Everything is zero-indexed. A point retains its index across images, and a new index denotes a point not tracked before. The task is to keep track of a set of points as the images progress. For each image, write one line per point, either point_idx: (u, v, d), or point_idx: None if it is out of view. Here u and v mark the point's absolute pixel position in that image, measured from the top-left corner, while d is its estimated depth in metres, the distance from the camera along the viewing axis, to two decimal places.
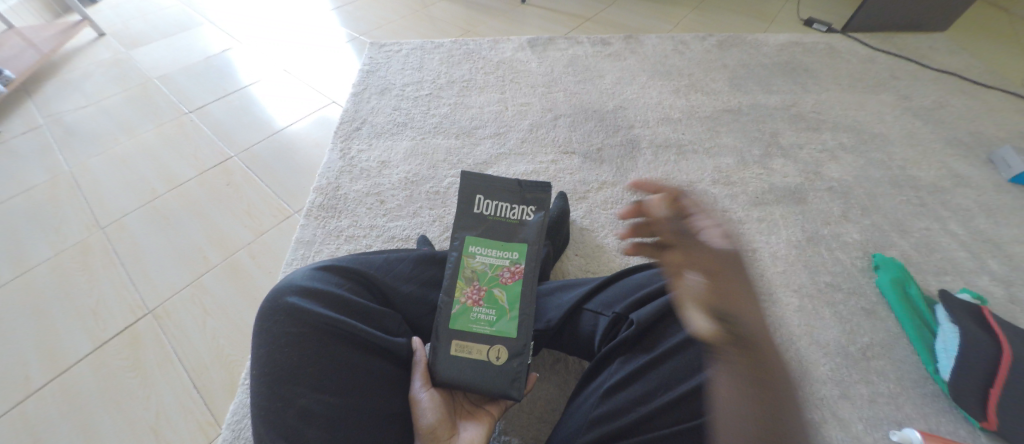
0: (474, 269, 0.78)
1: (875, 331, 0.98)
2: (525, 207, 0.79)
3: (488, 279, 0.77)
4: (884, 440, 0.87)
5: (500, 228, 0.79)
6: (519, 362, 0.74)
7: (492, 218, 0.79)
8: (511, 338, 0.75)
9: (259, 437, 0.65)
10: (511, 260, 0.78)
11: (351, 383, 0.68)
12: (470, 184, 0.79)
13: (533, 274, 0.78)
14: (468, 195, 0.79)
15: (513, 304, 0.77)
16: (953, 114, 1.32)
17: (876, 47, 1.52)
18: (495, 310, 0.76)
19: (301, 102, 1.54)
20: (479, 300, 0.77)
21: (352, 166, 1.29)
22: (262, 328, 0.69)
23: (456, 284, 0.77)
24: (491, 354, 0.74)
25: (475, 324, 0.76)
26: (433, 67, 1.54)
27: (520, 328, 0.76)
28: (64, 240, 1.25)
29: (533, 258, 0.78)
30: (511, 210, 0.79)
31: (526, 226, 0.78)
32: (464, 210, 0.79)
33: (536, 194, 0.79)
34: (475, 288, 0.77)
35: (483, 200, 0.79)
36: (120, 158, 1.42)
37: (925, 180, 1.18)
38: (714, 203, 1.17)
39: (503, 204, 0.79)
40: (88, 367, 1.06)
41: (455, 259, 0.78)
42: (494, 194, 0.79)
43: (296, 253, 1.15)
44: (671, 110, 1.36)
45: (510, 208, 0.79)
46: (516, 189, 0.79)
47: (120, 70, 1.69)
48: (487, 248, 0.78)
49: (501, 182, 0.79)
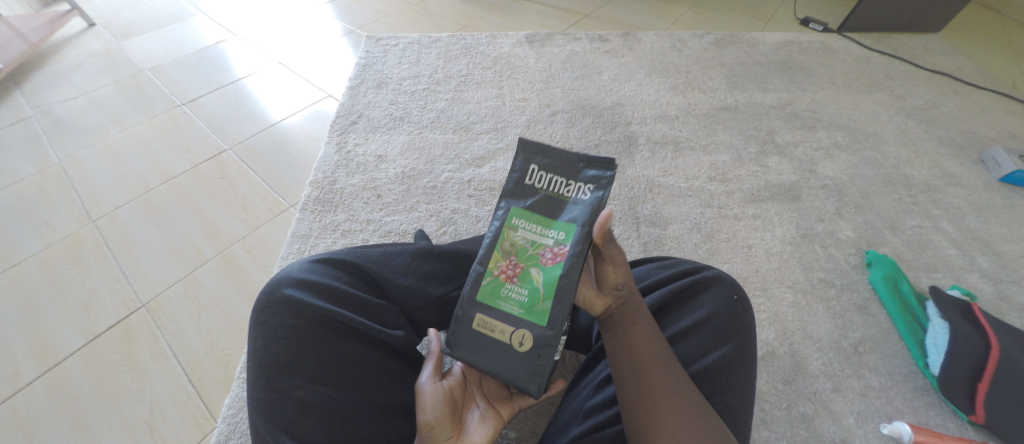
0: (513, 243, 0.68)
1: (867, 327, 1.00)
2: (583, 184, 0.67)
3: (527, 255, 0.67)
4: (875, 433, 0.88)
5: (548, 204, 0.68)
6: (546, 355, 0.65)
7: (542, 192, 0.68)
8: (539, 326, 0.65)
9: (256, 429, 0.65)
10: (557, 240, 0.66)
11: (348, 374, 0.68)
12: (526, 150, 0.69)
13: (577, 260, 0.65)
14: (522, 162, 0.69)
15: (550, 289, 0.65)
16: (945, 114, 1.34)
17: (870, 47, 1.54)
18: (528, 291, 0.66)
19: (297, 95, 1.53)
20: (513, 276, 0.67)
21: (349, 160, 1.29)
22: (258, 320, 0.68)
23: (492, 254, 0.69)
24: (516, 340, 0.66)
25: (504, 302, 0.67)
26: (431, 61, 1.53)
27: (553, 318, 0.65)
28: (54, 233, 1.23)
29: (581, 240, 0.65)
30: (565, 187, 0.68)
31: (576, 206, 0.67)
32: (512, 179, 0.70)
33: (599, 171, 0.67)
34: (511, 263, 0.68)
35: (536, 170, 0.69)
36: (111, 150, 1.40)
37: (916, 179, 1.20)
38: (710, 200, 1.18)
39: (558, 178, 0.68)
40: (80, 361, 1.05)
41: (496, 228, 0.69)
42: (550, 164, 0.69)
43: (292, 247, 1.14)
44: (668, 107, 1.37)
45: (565, 184, 0.68)
46: (577, 163, 0.68)
47: (111, 61, 1.66)
48: (533, 222, 0.68)
49: (562, 152, 0.68)
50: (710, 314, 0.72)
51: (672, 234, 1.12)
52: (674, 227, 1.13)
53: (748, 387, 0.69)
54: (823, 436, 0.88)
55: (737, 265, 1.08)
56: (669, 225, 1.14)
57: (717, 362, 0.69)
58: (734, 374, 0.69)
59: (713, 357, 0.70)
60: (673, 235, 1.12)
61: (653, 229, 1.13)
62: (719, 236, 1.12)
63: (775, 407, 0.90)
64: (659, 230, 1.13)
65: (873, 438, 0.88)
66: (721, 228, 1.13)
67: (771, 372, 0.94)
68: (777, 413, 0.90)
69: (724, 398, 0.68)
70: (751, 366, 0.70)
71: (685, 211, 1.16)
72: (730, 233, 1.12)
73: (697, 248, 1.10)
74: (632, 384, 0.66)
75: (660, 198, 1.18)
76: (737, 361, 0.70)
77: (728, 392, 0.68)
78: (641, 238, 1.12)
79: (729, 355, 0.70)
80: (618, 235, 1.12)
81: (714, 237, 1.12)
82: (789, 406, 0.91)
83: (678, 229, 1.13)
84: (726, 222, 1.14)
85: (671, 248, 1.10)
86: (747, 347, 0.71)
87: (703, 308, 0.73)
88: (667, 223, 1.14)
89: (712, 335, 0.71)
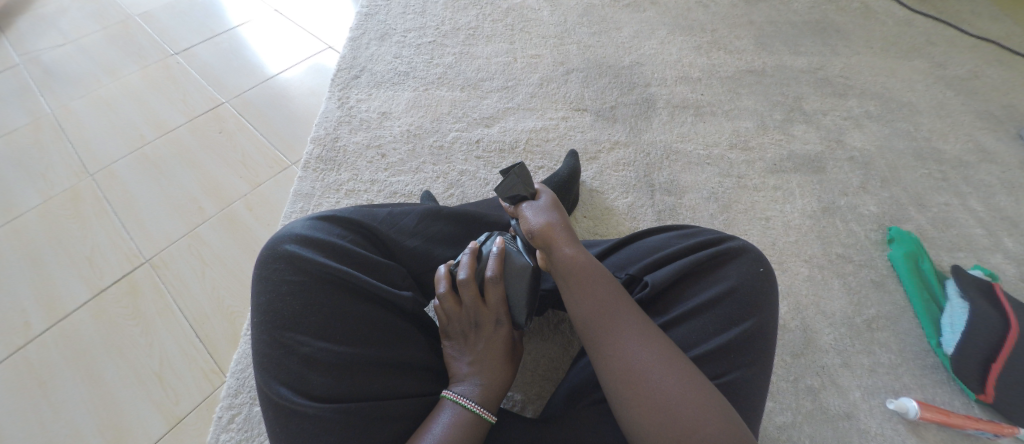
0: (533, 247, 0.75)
1: (882, 304, 0.99)
2: (517, 188, 0.71)
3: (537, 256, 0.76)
4: (881, 407, 0.89)
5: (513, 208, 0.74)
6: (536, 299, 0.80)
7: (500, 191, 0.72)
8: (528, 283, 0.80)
9: (262, 387, 0.61)
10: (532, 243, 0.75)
11: (358, 332, 0.64)
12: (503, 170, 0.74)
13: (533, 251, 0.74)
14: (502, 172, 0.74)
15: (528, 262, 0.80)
16: (986, 85, 1.27)
17: (913, 8, 1.44)
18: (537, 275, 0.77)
19: (297, 46, 1.45)
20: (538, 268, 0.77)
21: (351, 116, 1.23)
22: (261, 277, 0.65)
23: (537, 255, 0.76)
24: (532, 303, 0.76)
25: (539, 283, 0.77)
26: (437, 11, 1.43)
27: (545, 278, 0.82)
28: (52, 186, 1.20)
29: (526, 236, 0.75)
30: (510, 191, 0.71)
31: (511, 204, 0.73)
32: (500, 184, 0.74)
33: (523, 183, 0.72)
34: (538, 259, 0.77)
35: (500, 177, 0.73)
36: (105, 101, 1.34)
37: (949, 154, 1.16)
38: (730, 169, 1.14)
39: (507, 183, 0.71)
40: (87, 316, 1.04)
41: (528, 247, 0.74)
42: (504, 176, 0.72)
43: (295, 206, 1.11)
44: (690, 69, 1.30)
45: (510, 188, 0.71)
46: (515, 175, 0.71)
47: (98, 6, 1.56)
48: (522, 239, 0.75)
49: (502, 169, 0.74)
50: (733, 287, 0.68)
51: (688, 203, 1.09)
52: (690, 197, 1.10)
53: (767, 363, 0.66)
54: (829, 408, 0.88)
55: (753, 237, 1.06)
56: (685, 193, 1.10)
57: (738, 337, 0.66)
58: (756, 349, 0.66)
59: (735, 331, 0.66)
60: (689, 205, 1.09)
61: (668, 198, 1.09)
62: (737, 207, 1.09)
63: (783, 380, 0.90)
64: (675, 199, 1.10)
65: (878, 412, 0.88)
66: (739, 199, 1.10)
67: (781, 345, 0.94)
68: (784, 385, 0.90)
69: (744, 374, 0.65)
70: (772, 343, 0.67)
71: (703, 180, 1.12)
72: (748, 204, 1.09)
73: (713, 219, 1.07)
74: (608, 356, 0.61)
75: (677, 165, 1.14)
76: (758, 337, 0.66)
77: (746, 369, 0.65)
78: (655, 207, 1.09)
79: (751, 331, 0.66)
80: (632, 203, 1.09)
81: (732, 208, 1.09)
82: (797, 378, 0.91)
83: (695, 198, 1.10)
84: (745, 193, 1.11)
85: (687, 218, 1.07)
86: (768, 324, 0.67)
87: (726, 279, 0.69)
88: (683, 192, 1.10)
89: (735, 309, 0.68)
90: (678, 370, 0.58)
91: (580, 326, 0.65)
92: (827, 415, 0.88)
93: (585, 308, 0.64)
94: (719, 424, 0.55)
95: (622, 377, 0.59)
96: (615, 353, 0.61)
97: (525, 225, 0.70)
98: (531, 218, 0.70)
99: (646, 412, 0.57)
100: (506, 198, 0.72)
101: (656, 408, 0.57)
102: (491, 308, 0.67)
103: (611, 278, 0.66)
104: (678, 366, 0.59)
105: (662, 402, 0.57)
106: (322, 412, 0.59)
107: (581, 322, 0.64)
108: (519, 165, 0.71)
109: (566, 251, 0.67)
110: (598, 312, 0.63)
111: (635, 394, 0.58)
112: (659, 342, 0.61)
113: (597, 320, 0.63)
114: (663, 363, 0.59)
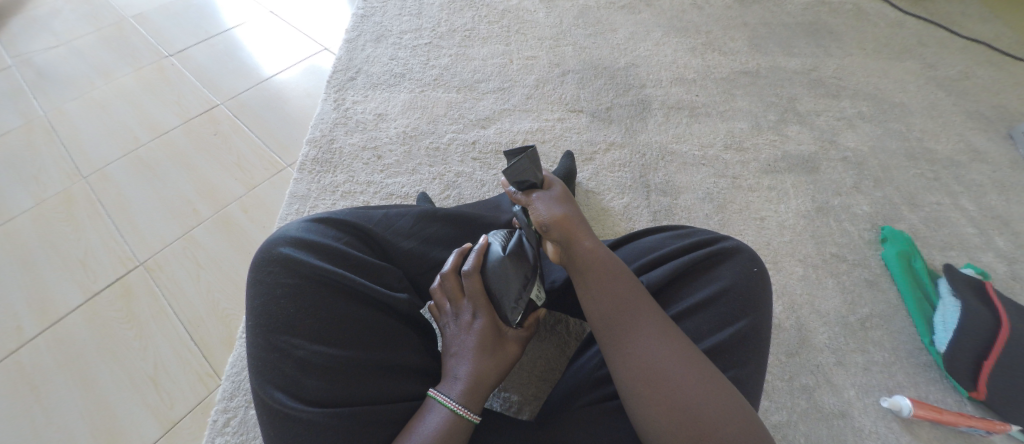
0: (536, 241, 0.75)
1: (876, 303, 1.00)
2: (528, 173, 0.70)
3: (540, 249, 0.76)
4: (875, 405, 0.89)
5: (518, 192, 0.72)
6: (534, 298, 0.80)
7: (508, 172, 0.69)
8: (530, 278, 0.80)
9: (257, 391, 0.61)
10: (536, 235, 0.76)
11: (353, 335, 0.64)
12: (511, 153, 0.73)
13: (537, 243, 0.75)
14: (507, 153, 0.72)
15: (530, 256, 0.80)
16: (977, 86, 1.29)
17: (904, 10, 1.46)
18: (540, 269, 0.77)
19: (293, 47, 1.45)
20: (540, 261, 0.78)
21: (347, 117, 1.23)
22: (256, 280, 0.65)
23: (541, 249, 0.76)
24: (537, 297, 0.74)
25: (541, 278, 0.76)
26: (433, 13, 1.43)
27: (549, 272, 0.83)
28: (45, 189, 1.19)
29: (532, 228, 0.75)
30: (522, 176, 0.70)
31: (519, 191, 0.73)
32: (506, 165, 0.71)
33: (534, 169, 0.71)
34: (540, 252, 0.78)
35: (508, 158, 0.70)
36: (98, 103, 1.34)
37: (941, 153, 1.17)
38: (725, 169, 1.15)
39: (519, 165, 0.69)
40: (80, 320, 1.03)
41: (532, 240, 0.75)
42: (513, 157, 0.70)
43: (290, 208, 1.11)
44: (685, 70, 1.31)
45: (522, 172, 0.70)
46: (528, 160, 0.70)
47: (92, 7, 1.56)
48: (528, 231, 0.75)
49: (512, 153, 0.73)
50: (728, 287, 0.69)
51: (683, 203, 1.10)
52: (685, 197, 1.10)
53: (763, 363, 0.67)
54: (824, 407, 0.89)
55: (748, 237, 1.07)
56: (681, 194, 1.11)
57: (733, 337, 0.66)
58: (751, 349, 0.66)
59: (729, 331, 0.66)
60: (684, 205, 1.09)
61: (664, 198, 1.10)
62: (731, 207, 1.10)
63: (778, 379, 0.91)
64: (670, 199, 1.10)
65: (872, 410, 0.89)
66: (733, 199, 1.11)
67: (776, 344, 0.95)
68: (779, 384, 0.91)
69: (740, 373, 0.65)
70: (767, 342, 0.68)
71: (698, 180, 1.13)
72: (742, 204, 1.10)
73: (708, 219, 1.08)
74: (626, 352, 0.61)
75: (672, 166, 1.15)
76: (753, 336, 0.66)
77: (743, 367, 0.65)
78: (651, 208, 1.10)
79: (745, 331, 0.66)
80: (628, 203, 1.10)
81: (726, 208, 1.09)
82: (791, 377, 0.91)
83: (690, 199, 1.10)
84: (739, 193, 1.12)
85: (682, 218, 1.08)
86: (762, 324, 0.67)
87: (721, 279, 0.70)
88: (678, 192, 1.11)
89: (730, 308, 0.68)
90: (695, 368, 0.59)
91: (597, 321, 0.65)
92: (822, 414, 0.88)
93: (602, 304, 0.65)
94: (736, 423, 0.56)
95: (640, 373, 0.59)
96: (634, 348, 0.61)
97: (537, 216, 0.69)
98: (543, 210, 0.70)
99: (661, 409, 0.57)
100: (517, 185, 0.72)
101: (674, 405, 0.57)
102: (469, 300, 0.67)
103: (628, 273, 0.67)
104: (696, 364, 0.59)
105: (678, 399, 0.57)
106: (317, 415, 0.59)
107: (598, 317, 0.65)
108: (531, 151, 0.70)
109: (575, 247, 0.67)
110: (616, 308, 0.64)
111: (652, 391, 0.58)
112: (676, 340, 0.61)
113: (615, 316, 0.63)
114: (680, 360, 0.59)
